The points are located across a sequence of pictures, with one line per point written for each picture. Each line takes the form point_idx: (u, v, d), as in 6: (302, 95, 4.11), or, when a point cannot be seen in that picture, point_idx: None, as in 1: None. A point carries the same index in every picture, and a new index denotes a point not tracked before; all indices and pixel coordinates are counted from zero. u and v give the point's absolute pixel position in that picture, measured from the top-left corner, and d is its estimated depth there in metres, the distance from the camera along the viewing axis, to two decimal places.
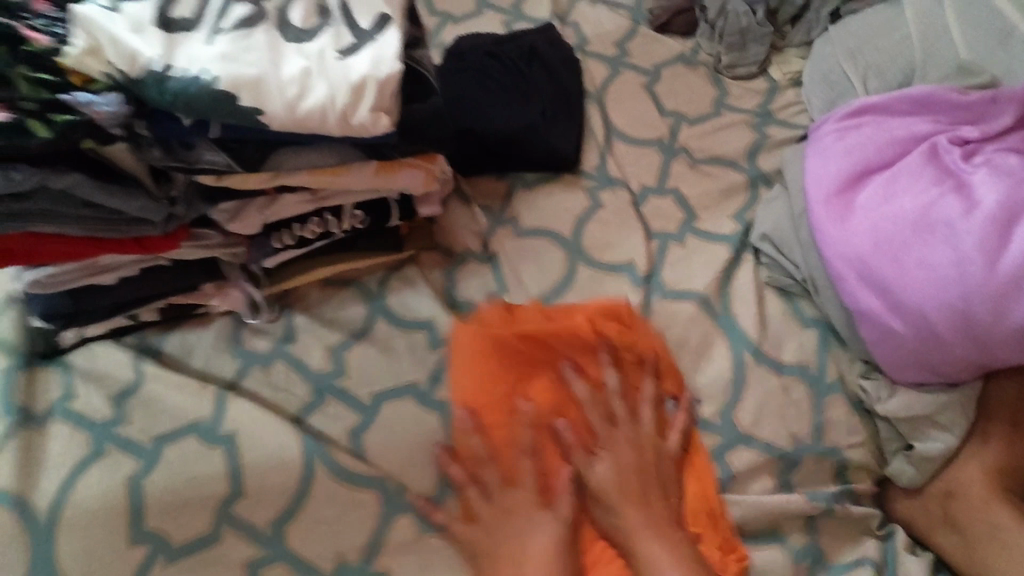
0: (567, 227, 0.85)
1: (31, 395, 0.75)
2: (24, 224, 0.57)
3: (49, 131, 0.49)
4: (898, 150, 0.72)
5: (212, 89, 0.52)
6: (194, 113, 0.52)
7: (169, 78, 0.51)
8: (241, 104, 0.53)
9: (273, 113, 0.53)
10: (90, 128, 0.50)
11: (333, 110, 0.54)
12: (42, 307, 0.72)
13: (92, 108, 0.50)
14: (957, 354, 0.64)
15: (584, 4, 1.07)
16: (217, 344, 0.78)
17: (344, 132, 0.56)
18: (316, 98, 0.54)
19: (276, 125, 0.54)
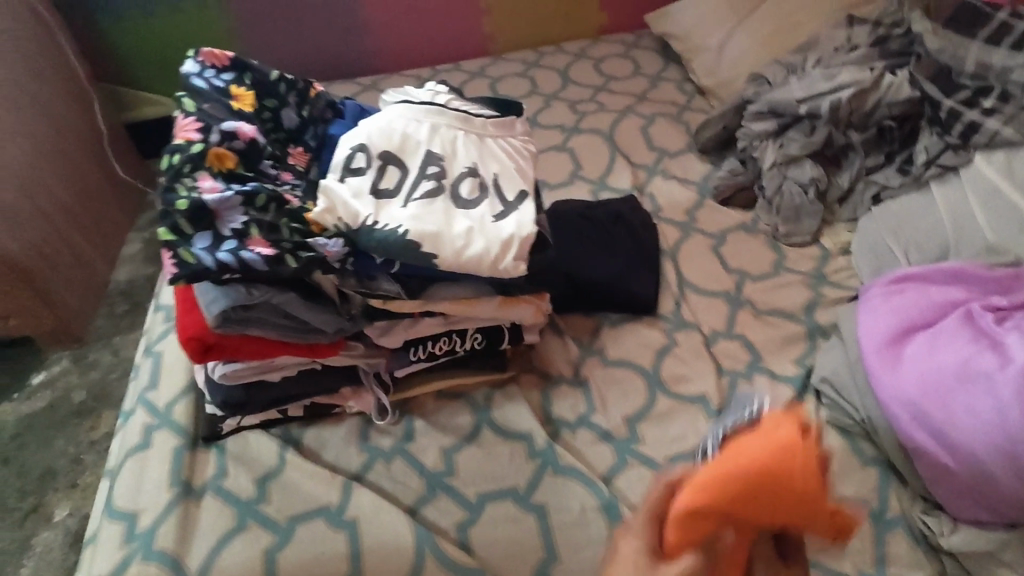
0: (647, 361, 0.99)
1: (193, 470, 0.89)
2: (242, 327, 0.76)
3: (297, 262, 0.72)
4: (938, 312, 0.85)
5: (404, 237, 0.72)
6: (388, 254, 0.72)
7: (376, 229, 0.72)
8: (422, 250, 0.72)
9: (444, 257, 0.72)
10: (321, 262, 0.73)
11: (487, 259, 0.73)
12: (222, 396, 0.89)
13: (326, 249, 0.73)
14: (1009, 492, 0.71)
15: (659, 179, 1.30)
16: (347, 439, 0.92)
17: (492, 274, 0.74)
18: (476, 249, 0.73)
19: (444, 266, 0.73)
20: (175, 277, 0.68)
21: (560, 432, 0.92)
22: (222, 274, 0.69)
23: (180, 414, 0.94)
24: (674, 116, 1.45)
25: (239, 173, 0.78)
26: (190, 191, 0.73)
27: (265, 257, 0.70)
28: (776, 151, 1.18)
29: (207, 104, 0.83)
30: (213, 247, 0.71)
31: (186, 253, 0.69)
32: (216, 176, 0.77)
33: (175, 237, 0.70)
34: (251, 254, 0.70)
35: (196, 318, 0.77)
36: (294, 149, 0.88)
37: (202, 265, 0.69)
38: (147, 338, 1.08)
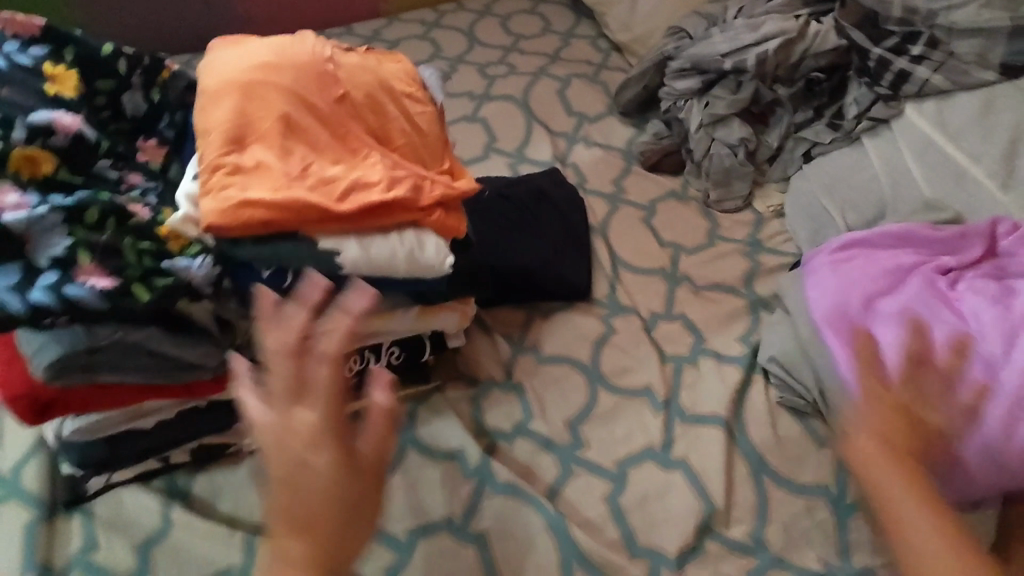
0: (584, 354, 0.90)
1: (52, 548, 0.73)
2: (87, 377, 0.59)
3: (151, 294, 0.52)
4: (891, 281, 0.80)
5: (294, 238, 0.59)
6: (276, 261, 0.59)
7: (264, 241, 0.59)
8: (321, 245, 0.60)
9: (350, 257, 0.60)
10: (186, 288, 0.54)
11: (399, 254, 0.62)
12: (79, 456, 0.71)
13: (190, 272, 0.55)
14: (984, 476, 0.69)
15: (581, 148, 1.19)
16: (247, 483, 0.78)
17: (409, 271, 0.63)
18: (385, 245, 0.62)
19: (349, 267, 0.61)
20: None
21: (495, 444, 0.82)
22: (40, 322, 0.47)
23: (29, 479, 0.77)
24: (591, 77, 1.34)
25: (60, 182, 0.55)
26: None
27: (102, 290, 0.50)
28: (701, 111, 1.10)
29: (4, 90, 0.58)
30: (22, 285, 0.48)
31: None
32: (27, 188, 0.53)
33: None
34: (79, 289, 0.49)
35: (18, 374, 0.59)
36: (145, 141, 0.67)
37: (5, 312, 0.47)
38: None
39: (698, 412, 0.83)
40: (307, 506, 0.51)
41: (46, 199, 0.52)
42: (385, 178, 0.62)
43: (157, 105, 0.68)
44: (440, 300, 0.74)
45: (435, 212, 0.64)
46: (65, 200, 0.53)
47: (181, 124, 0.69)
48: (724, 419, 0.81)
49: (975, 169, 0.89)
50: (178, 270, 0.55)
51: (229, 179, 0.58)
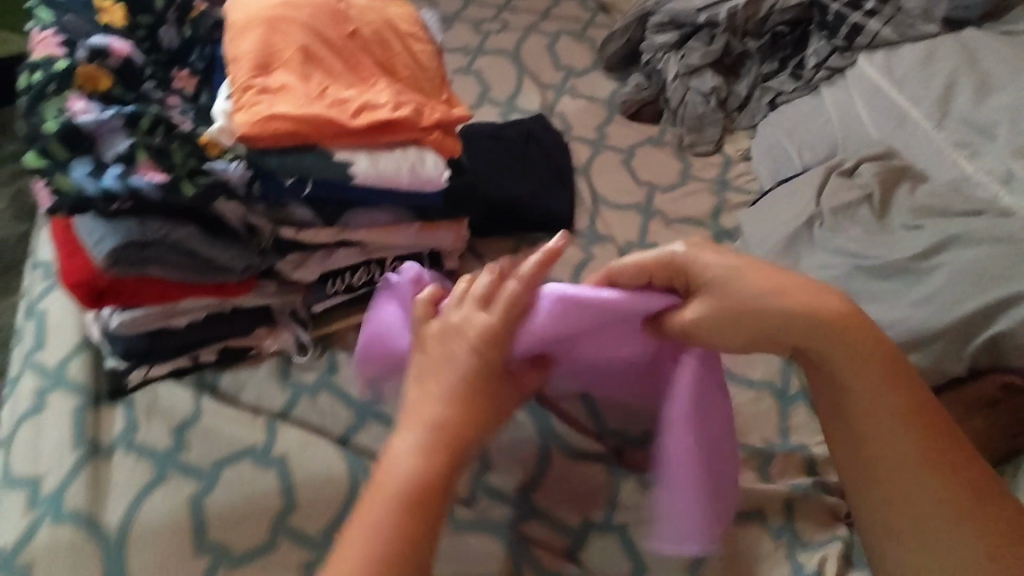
0: (565, 275, 1.01)
1: (99, 429, 0.84)
2: (138, 269, 0.69)
3: (195, 190, 0.62)
4: None
5: (314, 150, 0.69)
6: (299, 170, 0.68)
7: (288, 153, 0.68)
8: (336, 158, 0.69)
9: (361, 166, 0.70)
10: (224, 188, 0.65)
11: (403, 167, 0.72)
12: (123, 348, 0.83)
13: (226, 174, 0.65)
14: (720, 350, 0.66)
15: (568, 98, 1.29)
16: (267, 379, 0.89)
17: (411, 183, 0.73)
18: (392, 158, 0.72)
19: (361, 176, 0.70)
20: (52, 209, 0.57)
21: None
22: (109, 204, 0.58)
23: (75, 373, 0.87)
24: (578, 34, 1.42)
25: (117, 95, 0.66)
26: (58, 115, 0.60)
27: (157, 183, 0.60)
28: (678, 63, 1.21)
29: (67, 18, 0.69)
30: (95, 174, 0.59)
31: (63, 182, 0.57)
32: (91, 99, 0.64)
33: (44, 164, 0.57)
34: (140, 180, 0.60)
35: (81, 262, 0.69)
36: (179, 71, 0.76)
37: (82, 194, 0.57)
38: (28, 299, 0.99)
39: None
40: (395, 486, 0.54)
41: (109, 109, 0.63)
42: (390, 101, 0.72)
43: (190, 40, 0.78)
44: (437, 217, 0.85)
45: (434, 132, 0.75)
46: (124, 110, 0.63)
47: (209, 57, 0.78)
48: None
49: (915, 112, 0.98)
50: (218, 172, 0.65)
51: (258, 98, 0.68)
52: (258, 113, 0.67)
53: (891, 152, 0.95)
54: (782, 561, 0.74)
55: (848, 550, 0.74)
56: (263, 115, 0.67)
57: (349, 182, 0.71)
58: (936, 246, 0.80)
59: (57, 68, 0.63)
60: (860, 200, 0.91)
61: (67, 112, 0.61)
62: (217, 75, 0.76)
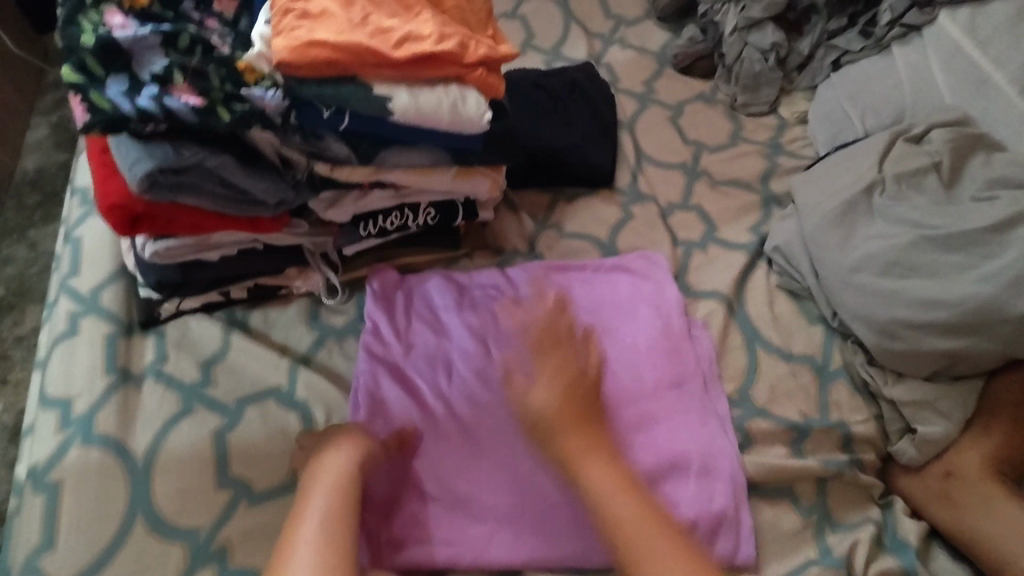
0: (603, 233, 0.97)
1: (130, 358, 0.84)
2: (173, 194, 0.68)
3: (231, 116, 0.60)
4: (635, 301, 0.87)
5: (353, 81, 0.66)
6: (338, 100, 0.66)
7: (327, 82, 0.66)
8: (375, 90, 0.67)
9: (400, 100, 0.67)
10: (260, 115, 0.62)
11: (444, 105, 0.69)
12: (156, 278, 0.82)
13: (263, 102, 0.62)
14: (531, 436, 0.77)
15: (617, 49, 1.23)
16: (298, 320, 0.88)
17: (450, 123, 0.70)
18: (432, 94, 0.68)
19: (399, 111, 0.68)
20: (86, 125, 0.55)
21: None
22: (144, 123, 0.56)
23: (108, 301, 0.88)
24: None
25: (154, 10, 0.64)
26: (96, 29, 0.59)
27: (193, 106, 0.58)
28: (737, 15, 1.12)
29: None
30: (131, 92, 0.57)
31: (98, 99, 0.56)
32: (129, 14, 0.62)
33: (79, 79, 0.56)
34: (175, 101, 0.58)
35: (116, 184, 0.68)
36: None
37: (118, 111, 0.56)
38: (65, 226, 0.99)
39: (703, 287, 0.91)
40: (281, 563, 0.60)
41: (145, 25, 0.61)
42: (436, 33, 0.68)
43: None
44: (475, 163, 0.82)
45: (478, 69, 0.71)
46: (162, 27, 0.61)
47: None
48: (726, 294, 0.89)
49: (998, 75, 0.91)
50: (255, 97, 0.62)
51: (297, 23, 0.65)
52: (295, 39, 0.64)
53: (967, 120, 0.89)
54: (807, 539, 0.73)
55: (879, 532, 0.73)
56: (300, 40, 0.64)
57: (387, 117, 0.68)
58: (1010, 221, 0.75)
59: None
60: (928, 168, 0.84)
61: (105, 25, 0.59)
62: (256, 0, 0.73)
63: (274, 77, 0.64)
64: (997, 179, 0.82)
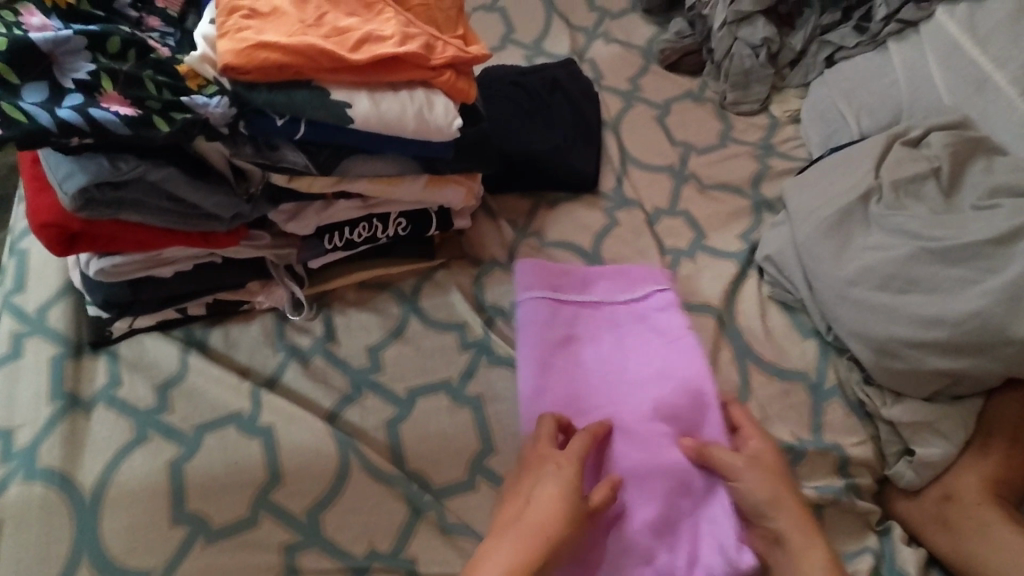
0: (586, 241, 0.92)
1: (79, 382, 0.78)
2: (112, 212, 0.62)
3: (170, 126, 0.54)
4: (633, 316, 0.83)
5: (309, 86, 0.61)
6: (291, 107, 0.60)
7: (278, 87, 0.60)
8: (332, 96, 0.61)
9: (360, 106, 0.62)
10: (204, 125, 0.56)
11: (409, 111, 0.63)
12: (103, 297, 0.76)
13: (207, 110, 0.57)
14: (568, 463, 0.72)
15: (601, 43, 1.17)
16: (261, 339, 0.83)
17: (417, 130, 0.64)
18: (395, 100, 0.63)
19: (360, 118, 0.62)
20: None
21: (494, 320, 0.85)
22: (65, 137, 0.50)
23: (56, 320, 0.82)
24: None
25: (82, 10, 0.57)
26: (9, 29, 0.52)
27: (124, 116, 0.52)
28: (726, 8, 1.06)
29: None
30: (50, 103, 0.51)
31: (9, 107, 0.49)
32: (51, 15, 0.56)
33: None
34: (102, 111, 0.51)
35: (47, 201, 0.62)
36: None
37: (35, 123, 0.49)
38: (10, 236, 0.92)
39: (692, 299, 0.86)
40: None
41: (69, 27, 0.54)
42: (398, 34, 0.63)
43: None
44: (447, 171, 0.76)
45: (446, 72, 0.65)
46: (89, 28, 0.55)
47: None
48: (715, 307, 0.84)
49: (998, 75, 0.86)
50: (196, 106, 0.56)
51: (244, 22, 0.59)
52: (241, 38, 0.58)
53: (966, 123, 0.84)
54: None
55: (877, 563, 0.69)
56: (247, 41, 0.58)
57: (347, 126, 0.62)
58: (1013, 234, 0.71)
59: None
60: (926, 174, 0.80)
61: (20, 26, 0.52)
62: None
63: (218, 83, 0.58)
64: (1000, 187, 0.77)
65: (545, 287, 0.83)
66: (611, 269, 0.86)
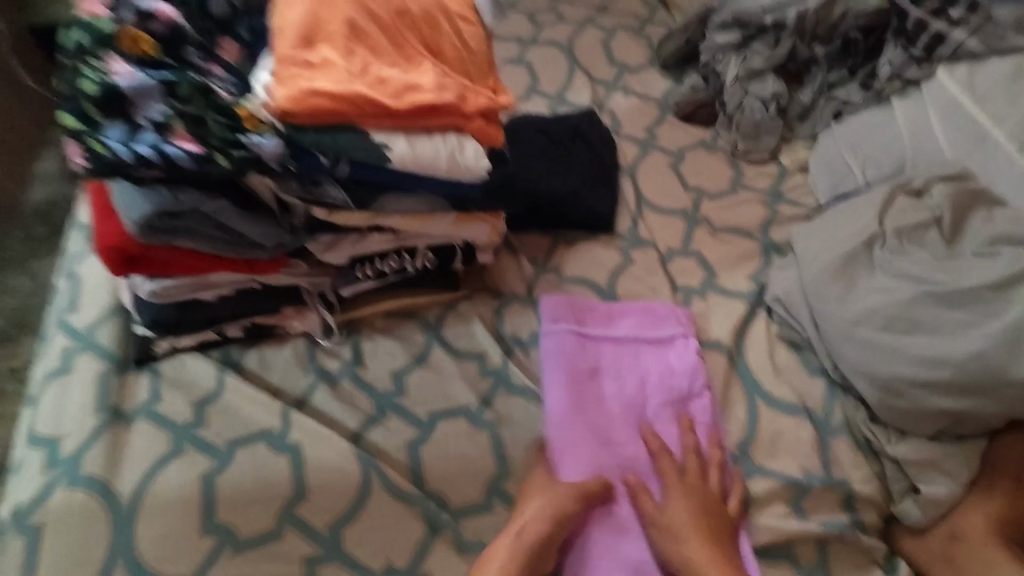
0: (602, 278, 0.97)
1: (123, 396, 0.84)
2: (169, 237, 0.68)
3: (229, 162, 0.60)
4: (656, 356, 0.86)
5: (352, 129, 0.67)
6: (336, 148, 0.66)
7: (325, 130, 0.67)
8: (374, 139, 0.68)
9: (398, 148, 0.68)
10: (258, 162, 0.62)
11: (442, 153, 0.70)
12: (152, 316, 0.82)
13: (261, 148, 0.62)
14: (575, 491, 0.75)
15: (619, 96, 1.25)
16: (293, 361, 0.88)
17: (449, 170, 0.70)
18: (430, 143, 0.70)
19: (397, 159, 0.68)
20: (84, 171, 0.55)
21: (513, 349, 0.90)
22: (141, 169, 0.56)
23: (105, 337, 0.88)
24: (636, 29, 1.38)
25: (157, 57, 0.64)
26: (98, 75, 0.59)
27: (191, 153, 0.59)
28: (738, 65, 1.15)
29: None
30: (129, 139, 0.57)
31: (97, 144, 0.56)
32: (131, 61, 0.63)
33: (79, 125, 0.57)
34: (173, 148, 0.58)
35: (113, 225, 0.69)
36: (225, 40, 0.73)
37: (115, 157, 0.56)
38: (66, 259, 0.99)
39: (703, 336, 0.89)
40: None
41: (147, 73, 0.62)
42: (435, 85, 0.70)
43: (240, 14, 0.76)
44: (474, 209, 0.82)
45: (477, 120, 0.72)
46: (164, 74, 0.62)
47: (256, 32, 0.76)
48: (726, 345, 0.88)
49: (997, 131, 0.91)
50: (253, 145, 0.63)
51: (299, 73, 0.67)
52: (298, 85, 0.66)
53: (967, 174, 0.88)
54: None
55: None
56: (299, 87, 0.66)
57: (385, 166, 0.69)
58: (1010, 281, 0.75)
59: (101, 28, 0.62)
60: (928, 223, 0.84)
61: (107, 72, 0.60)
62: (262, 52, 0.74)
63: (272, 125, 0.65)
64: (999, 235, 0.81)
65: (570, 321, 0.87)
66: (638, 305, 0.89)
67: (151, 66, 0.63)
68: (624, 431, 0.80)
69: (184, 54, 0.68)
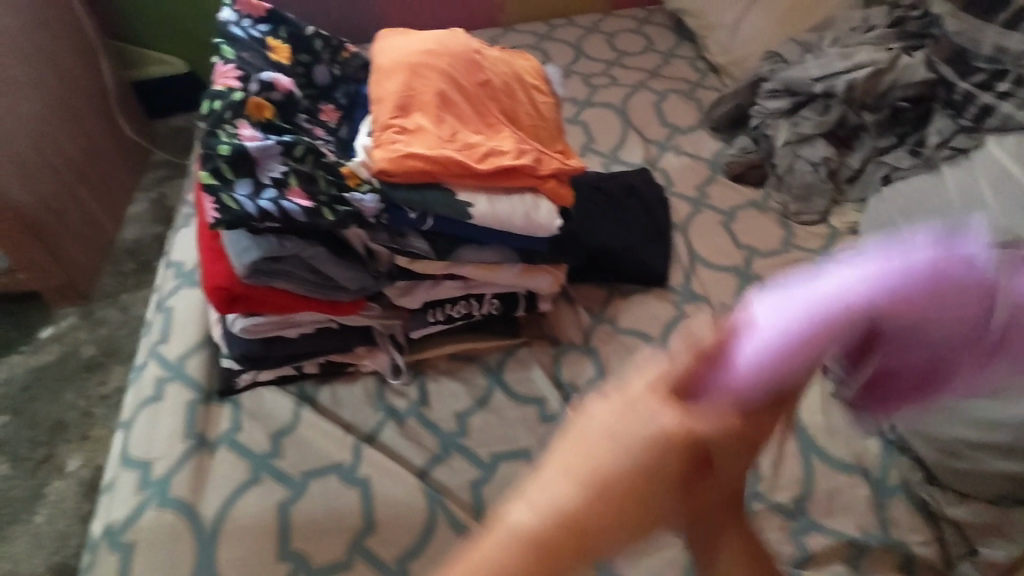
0: (656, 330, 1.01)
1: (208, 425, 0.90)
2: (269, 280, 0.75)
3: (334, 216, 0.68)
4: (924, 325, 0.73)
5: (440, 188, 0.74)
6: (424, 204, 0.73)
7: (415, 188, 0.74)
8: (458, 197, 0.74)
9: (480, 205, 0.75)
10: (357, 217, 0.70)
11: (519, 211, 0.76)
12: (241, 350, 0.89)
13: (362, 204, 0.71)
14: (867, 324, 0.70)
15: (671, 155, 1.31)
16: (363, 399, 0.93)
17: (525, 227, 0.76)
18: (509, 202, 0.76)
19: (479, 215, 0.75)
20: (216, 222, 0.63)
21: (571, 396, 0.93)
22: (263, 221, 0.64)
23: (193, 368, 0.95)
24: (686, 94, 1.46)
25: (276, 124, 0.73)
26: (230, 139, 0.67)
27: (304, 207, 0.66)
28: (789, 129, 1.20)
29: (247, 54, 0.77)
30: (253, 195, 0.65)
31: (228, 199, 0.64)
32: (256, 127, 0.71)
33: (213, 181, 0.64)
34: (291, 203, 0.66)
35: (222, 267, 0.76)
36: (325, 105, 0.83)
37: (243, 211, 0.63)
38: (158, 294, 1.08)
39: None
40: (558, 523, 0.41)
41: (270, 137, 0.70)
42: (515, 149, 0.77)
43: (339, 85, 0.86)
44: (540, 260, 0.88)
45: (551, 181, 0.78)
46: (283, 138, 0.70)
47: (352, 100, 0.86)
48: None
49: None
50: (355, 202, 0.71)
51: (395, 136, 0.75)
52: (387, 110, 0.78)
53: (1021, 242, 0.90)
54: None
55: None
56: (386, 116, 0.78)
57: (467, 221, 0.75)
58: None
59: (233, 97, 0.71)
60: None
61: (238, 137, 0.68)
62: (357, 119, 0.84)
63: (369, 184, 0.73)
64: None
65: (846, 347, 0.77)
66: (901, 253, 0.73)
67: (271, 132, 0.72)
68: (910, 351, 0.74)
69: (295, 118, 0.77)
